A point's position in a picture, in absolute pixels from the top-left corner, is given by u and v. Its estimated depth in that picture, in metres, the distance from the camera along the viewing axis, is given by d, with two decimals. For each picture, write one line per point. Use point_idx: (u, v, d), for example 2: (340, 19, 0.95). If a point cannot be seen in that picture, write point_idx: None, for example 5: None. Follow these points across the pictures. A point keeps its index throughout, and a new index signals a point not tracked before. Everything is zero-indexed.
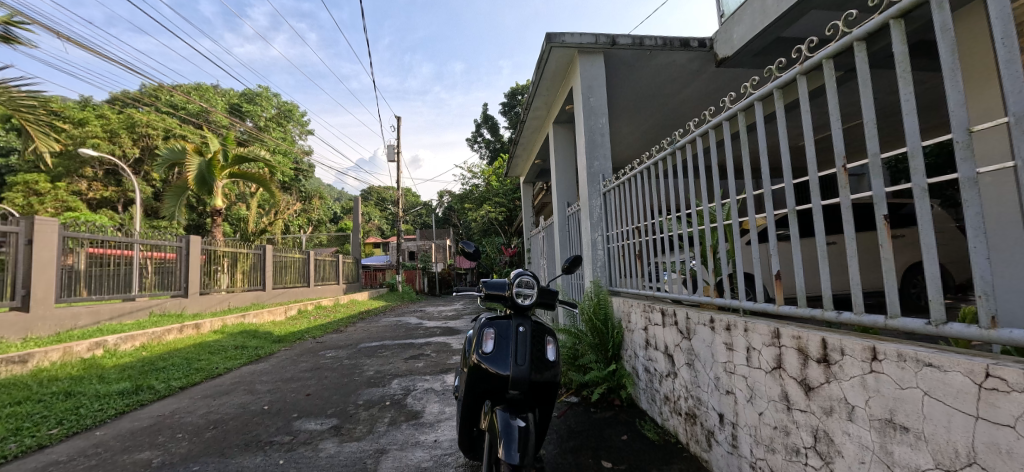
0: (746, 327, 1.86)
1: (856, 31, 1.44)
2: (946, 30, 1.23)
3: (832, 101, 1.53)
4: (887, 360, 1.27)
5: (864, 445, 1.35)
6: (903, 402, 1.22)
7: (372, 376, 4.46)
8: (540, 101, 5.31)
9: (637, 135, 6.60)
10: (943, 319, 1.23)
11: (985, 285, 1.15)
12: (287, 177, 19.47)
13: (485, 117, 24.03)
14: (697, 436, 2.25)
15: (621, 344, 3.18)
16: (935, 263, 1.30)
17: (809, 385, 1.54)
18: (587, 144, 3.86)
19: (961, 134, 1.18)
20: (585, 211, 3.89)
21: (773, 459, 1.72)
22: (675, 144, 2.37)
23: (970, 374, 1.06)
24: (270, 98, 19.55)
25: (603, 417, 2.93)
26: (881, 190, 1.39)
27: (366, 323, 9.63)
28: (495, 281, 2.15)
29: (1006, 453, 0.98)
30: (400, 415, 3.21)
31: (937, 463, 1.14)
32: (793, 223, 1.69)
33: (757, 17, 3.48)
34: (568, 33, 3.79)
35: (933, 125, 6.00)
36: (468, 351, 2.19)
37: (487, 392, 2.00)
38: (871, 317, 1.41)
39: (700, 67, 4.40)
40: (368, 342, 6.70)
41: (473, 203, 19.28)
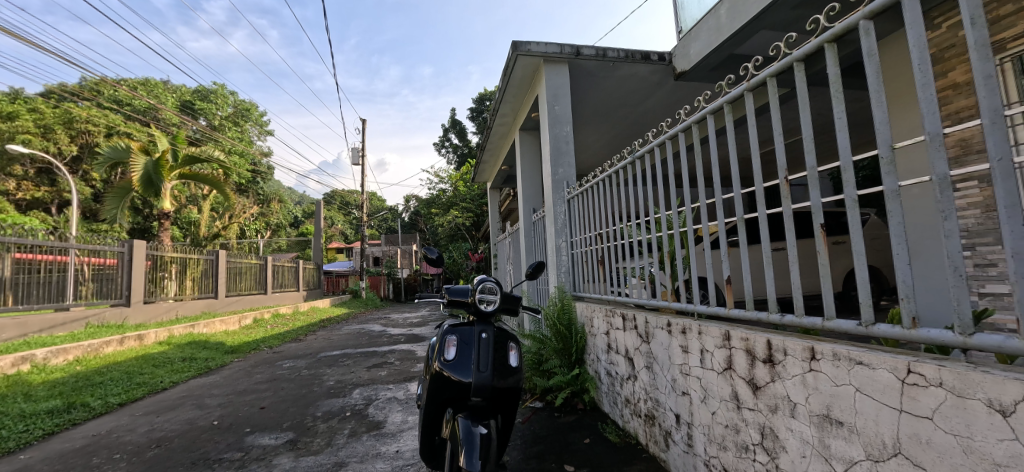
0: (699, 330, 1.94)
1: (796, 52, 1.54)
2: (872, 55, 1.34)
3: (775, 117, 1.63)
4: (824, 359, 1.36)
5: (804, 440, 1.43)
6: (838, 398, 1.31)
7: (332, 386, 4.31)
8: (507, 107, 5.34)
9: (601, 143, 6.77)
10: (872, 320, 1.34)
11: (907, 289, 1.26)
12: (244, 179, 18.55)
13: (453, 121, 23.90)
14: (655, 437, 2.32)
15: (584, 349, 3.23)
16: (864, 268, 1.41)
17: (756, 385, 1.62)
18: (553, 152, 3.92)
19: (886, 150, 1.28)
20: (550, 217, 3.94)
21: (724, 457, 1.79)
22: (636, 153, 2.45)
23: (894, 371, 1.15)
24: (226, 96, 18.63)
25: (567, 421, 2.96)
26: (818, 201, 1.50)
27: (327, 331, 9.30)
28: (457, 287, 2.13)
29: (925, 443, 1.08)
30: (361, 426, 3.11)
31: (868, 455, 1.23)
32: (742, 230, 1.78)
33: (712, 34, 3.68)
34: (534, 42, 3.86)
35: (865, 141, 6.55)
36: (430, 358, 2.16)
37: (449, 399, 1.98)
38: (811, 319, 1.51)
39: (660, 79, 4.57)
40: (329, 351, 6.46)
41: (440, 208, 19.09)
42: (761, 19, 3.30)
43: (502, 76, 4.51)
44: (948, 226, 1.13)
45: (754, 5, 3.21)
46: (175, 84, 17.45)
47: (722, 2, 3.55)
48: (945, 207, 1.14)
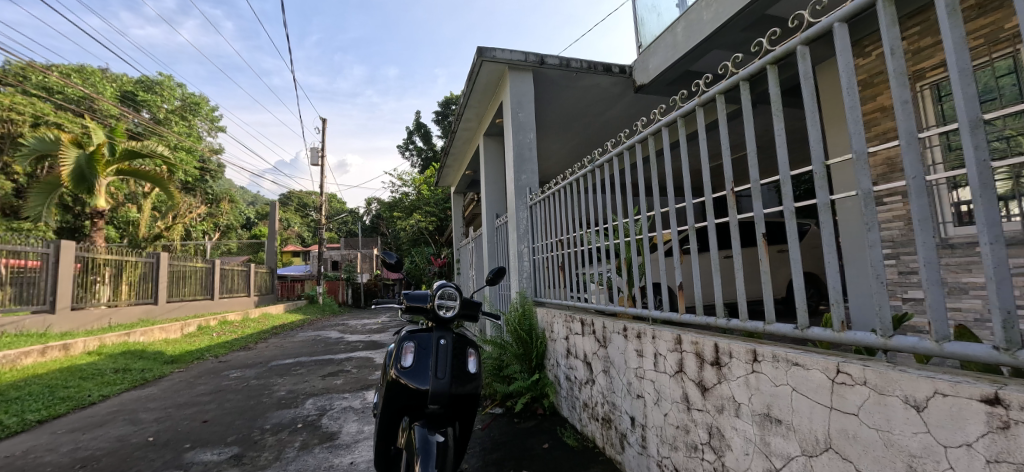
0: (654, 335, 2.00)
1: (742, 72, 1.64)
2: (807, 78, 1.45)
3: (723, 132, 1.72)
4: (764, 361, 1.44)
5: (748, 438, 1.50)
6: (778, 398, 1.39)
7: (284, 397, 4.10)
8: (471, 112, 5.33)
9: (564, 151, 6.90)
10: (807, 323, 1.43)
11: (836, 294, 1.36)
12: (191, 177, 17.43)
13: (417, 124, 23.60)
14: (612, 440, 2.36)
15: (544, 354, 3.26)
16: (800, 275, 1.51)
17: (705, 386, 1.69)
18: (516, 159, 3.95)
19: (818, 166, 1.39)
20: (512, 222, 3.96)
21: (676, 457, 1.86)
22: (596, 162, 2.52)
23: (825, 371, 1.24)
24: (173, 88, 17.51)
25: (526, 426, 2.96)
26: (760, 212, 1.59)
27: (280, 338, 8.85)
28: (416, 293, 2.10)
29: (853, 438, 1.16)
30: (313, 437, 2.98)
31: (803, 450, 1.31)
32: (693, 239, 1.86)
33: (670, 51, 3.86)
34: (499, 49, 3.89)
35: (802, 158, 7.11)
36: (387, 366, 2.11)
37: (406, 408, 1.95)
38: (753, 323, 1.59)
39: (621, 91, 4.73)
40: (281, 360, 6.16)
41: (403, 212, 18.77)
42: (714, 39, 3.49)
43: (467, 81, 4.50)
44: (871, 237, 1.23)
45: (708, 25, 3.40)
46: (115, 73, 16.16)
47: (678, 21, 3.73)
48: (869, 219, 1.24)
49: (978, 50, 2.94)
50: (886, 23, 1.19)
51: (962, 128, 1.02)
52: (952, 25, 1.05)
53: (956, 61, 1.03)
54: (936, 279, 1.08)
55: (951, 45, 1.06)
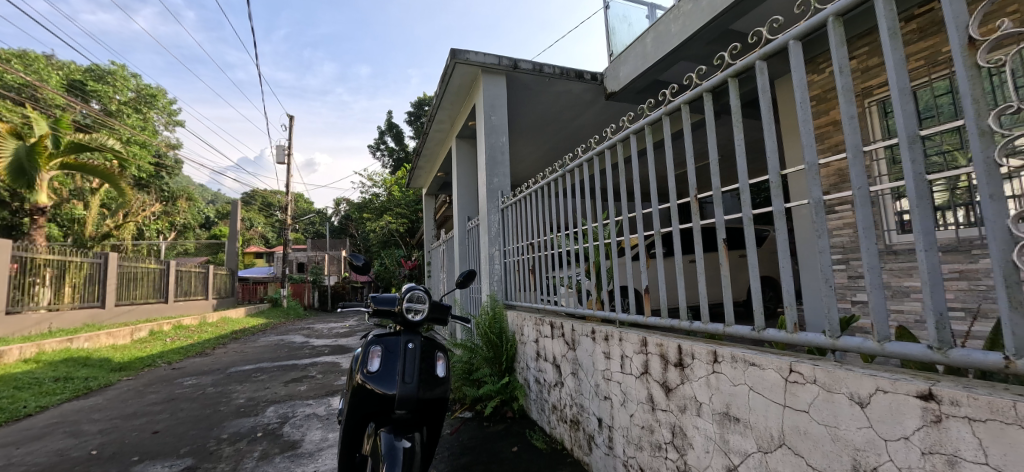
0: (620, 337, 2.04)
1: (706, 84, 1.70)
2: (765, 91, 1.52)
3: (687, 141, 1.77)
4: (724, 361, 1.49)
5: (708, 437, 1.56)
6: (736, 397, 1.45)
7: (243, 404, 3.92)
8: (444, 114, 5.30)
9: (536, 155, 6.96)
10: (762, 325, 1.50)
11: (790, 298, 1.43)
12: (144, 173, 16.43)
13: (390, 124, 23.21)
14: (580, 442, 2.39)
15: (514, 357, 3.26)
16: (757, 279, 1.58)
17: (669, 387, 1.74)
18: (488, 162, 3.96)
19: (774, 176, 1.46)
20: (484, 225, 3.95)
21: (641, 457, 1.90)
22: (566, 167, 2.55)
23: (779, 370, 1.30)
24: (127, 79, 16.51)
25: (495, 430, 2.96)
26: (721, 218, 1.66)
27: (240, 343, 8.46)
28: (384, 296, 2.05)
29: (804, 434, 1.22)
30: (274, 446, 2.86)
31: (759, 447, 1.36)
32: (659, 243, 1.91)
33: (639, 60, 3.96)
34: (472, 52, 3.88)
35: (760, 168, 7.48)
36: (352, 370, 2.06)
37: (372, 413, 1.90)
38: (714, 325, 1.65)
39: (593, 98, 4.82)
40: (240, 366, 5.89)
41: (373, 213, 18.41)
42: (682, 50, 3.62)
43: (440, 82, 4.47)
44: (821, 244, 1.30)
45: (676, 36, 3.52)
46: (61, 60, 15.08)
47: (648, 31, 3.84)
48: (819, 227, 1.31)
49: (918, 71, 3.18)
50: (835, 43, 1.27)
51: (902, 144, 1.10)
52: (893, 47, 1.13)
53: (896, 81, 1.12)
54: (878, 283, 1.16)
55: (892, 66, 1.14)
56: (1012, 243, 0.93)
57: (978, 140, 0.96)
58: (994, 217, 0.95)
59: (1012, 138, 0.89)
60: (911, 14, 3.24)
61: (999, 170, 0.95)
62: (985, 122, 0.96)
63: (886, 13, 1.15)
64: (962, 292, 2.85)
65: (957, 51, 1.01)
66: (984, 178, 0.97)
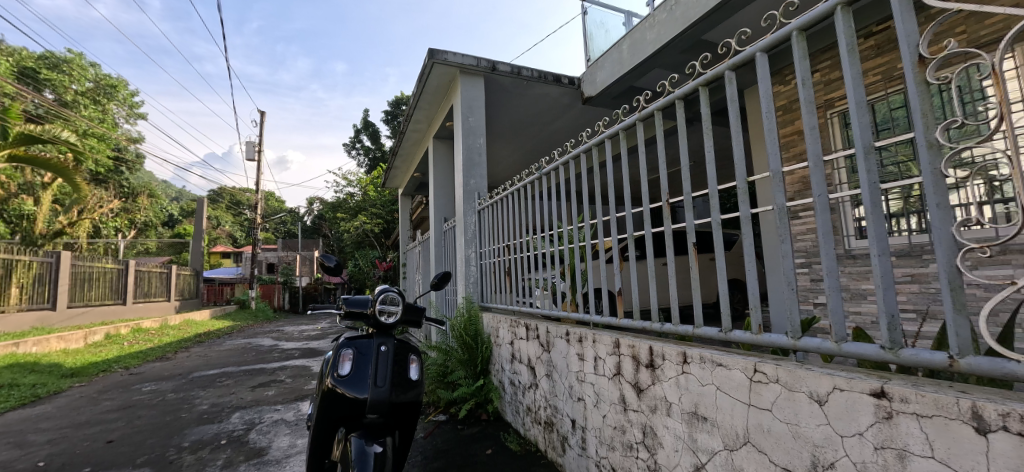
0: (594, 338, 2.07)
1: (677, 91, 1.75)
2: (733, 100, 1.57)
3: (659, 146, 1.81)
4: (693, 362, 1.53)
5: (677, 436, 1.59)
6: (704, 396, 1.49)
7: (205, 411, 3.75)
8: (422, 114, 5.25)
9: (514, 158, 6.98)
10: (729, 326, 1.55)
11: (756, 300, 1.48)
12: (102, 167, 15.56)
13: (366, 123, 22.78)
14: (553, 443, 2.40)
15: (489, 359, 3.26)
16: (725, 282, 1.62)
17: (640, 388, 1.77)
18: (465, 163, 3.94)
19: (742, 182, 1.51)
20: (460, 226, 3.93)
21: (613, 457, 1.92)
22: (543, 170, 2.57)
23: (744, 370, 1.35)
24: (85, 68, 15.65)
25: (470, 432, 2.94)
26: (691, 222, 1.70)
27: (204, 347, 8.12)
28: (356, 298, 2.02)
29: (767, 432, 1.26)
30: (238, 454, 2.75)
31: (725, 445, 1.40)
32: (633, 246, 1.95)
33: (616, 66, 4.03)
34: (450, 52, 3.86)
35: (729, 174, 7.73)
36: (323, 374, 2.02)
37: (342, 418, 1.86)
38: (684, 327, 1.69)
39: (570, 102, 4.87)
40: (204, 371, 5.65)
41: (347, 213, 18.04)
42: (657, 58, 3.71)
43: (418, 82, 4.43)
44: (784, 248, 1.36)
45: (651, 44, 3.60)
46: (10, 46, 14.14)
47: (625, 38, 3.92)
48: (782, 232, 1.36)
49: (876, 85, 3.36)
50: (799, 56, 1.32)
51: (858, 153, 1.15)
52: (850, 62, 1.19)
53: (853, 95, 1.17)
54: (835, 286, 1.21)
55: (849, 80, 1.20)
56: (956, 249, 0.99)
57: (926, 152, 1.03)
58: (940, 224, 1.01)
59: (957, 151, 0.95)
60: (870, 30, 3.41)
61: (944, 180, 1.01)
62: (932, 134, 1.02)
63: (845, 29, 1.20)
64: (913, 294, 3.01)
65: (908, 67, 1.07)
66: (932, 187, 1.03)
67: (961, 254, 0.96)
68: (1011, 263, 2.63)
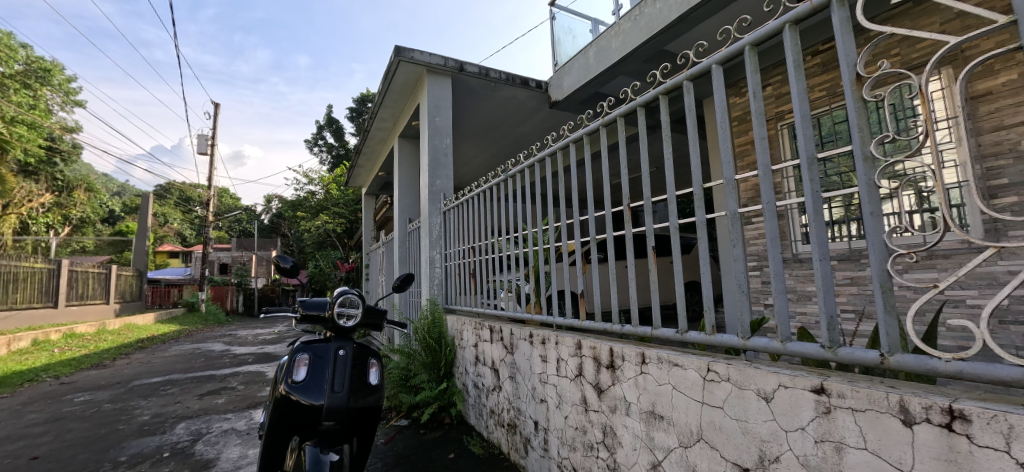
0: (557, 340, 2.09)
1: (640, 99, 1.79)
2: (691, 109, 1.63)
3: (621, 151, 1.85)
4: (651, 363, 1.57)
5: (635, 435, 1.63)
6: (661, 396, 1.53)
7: (146, 422, 3.50)
8: (387, 112, 5.14)
9: (482, 159, 6.96)
10: (685, 327, 1.60)
11: (710, 302, 1.54)
12: (32, 157, 14.22)
13: (329, 119, 22.03)
14: (516, 445, 2.41)
15: (453, 362, 3.22)
16: (682, 284, 1.68)
17: (601, 388, 1.80)
18: (431, 164, 3.89)
19: (698, 188, 1.57)
20: (424, 227, 3.87)
21: (574, 457, 1.95)
22: (509, 172, 2.57)
23: (698, 369, 1.39)
24: (14, 48, 14.31)
25: (433, 437, 2.90)
26: (651, 226, 1.75)
27: (147, 353, 7.58)
28: (314, 300, 1.94)
29: (718, 429, 1.32)
30: (183, 467, 2.59)
31: (680, 442, 1.45)
32: (596, 249, 1.98)
33: (583, 71, 4.10)
34: (417, 51, 3.81)
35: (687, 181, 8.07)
36: (276, 380, 1.93)
37: (297, 425, 1.79)
38: (644, 328, 1.73)
39: (538, 105, 4.91)
40: (146, 379, 5.27)
41: (308, 212, 17.40)
42: (621, 66, 3.80)
43: (383, 79, 4.33)
44: (736, 253, 1.42)
45: (616, 52, 3.70)
46: None
47: (591, 45, 4.00)
48: (734, 237, 1.43)
49: (821, 100, 3.59)
50: (751, 70, 1.39)
51: (802, 164, 1.23)
52: (796, 78, 1.26)
53: (799, 108, 1.25)
54: (782, 288, 1.28)
55: (795, 95, 1.27)
56: (886, 255, 1.07)
57: (862, 164, 1.10)
58: (874, 232, 1.09)
59: (888, 164, 1.02)
60: (817, 49, 3.63)
61: (878, 191, 1.09)
62: (868, 148, 1.10)
63: (792, 46, 1.28)
64: (852, 295, 3.24)
65: (847, 85, 1.14)
66: (867, 197, 1.10)
67: (891, 259, 1.04)
68: (936, 266, 2.88)
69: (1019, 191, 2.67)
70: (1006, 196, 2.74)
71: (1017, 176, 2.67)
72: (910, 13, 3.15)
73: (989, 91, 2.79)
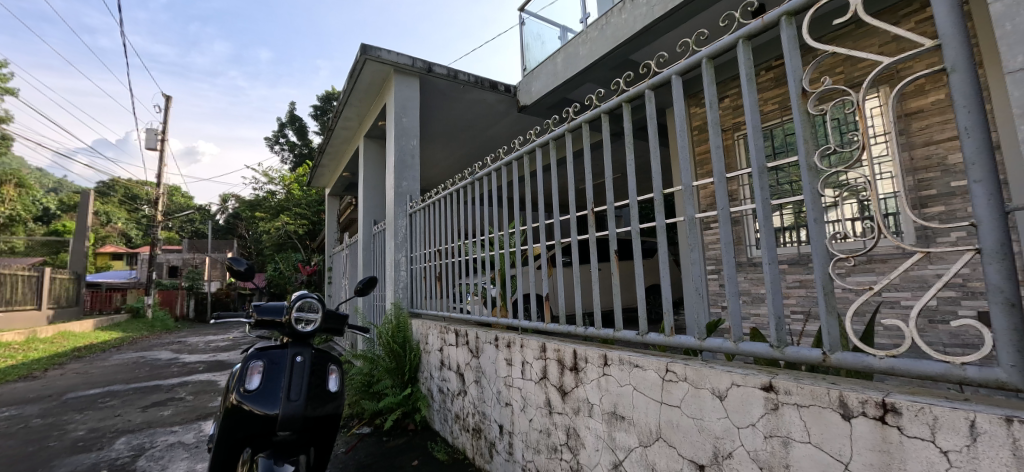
0: (522, 343, 2.09)
1: (604, 106, 1.83)
2: (653, 117, 1.68)
3: (587, 157, 1.87)
4: (613, 364, 1.60)
5: (598, 436, 1.66)
6: (622, 397, 1.56)
7: (81, 438, 3.24)
8: (352, 111, 5.02)
9: (451, 161, 6.91)
10: (646, 329, 1.64)
11: (670, 304, 1.59)
12: None
13: (292, 116, 21.27)
14: (481, 450, 2.39)
15: (418, 367, 3.16)
16: (643, 287, 1.72)
17: (564, 390, 1.82)
18: (397, 164, 3.82)
19: (659, 194, 1.62)
20: (390, 230, 3.79)
21: (538, 460, 1.96)
22: (475, 175, 2.56)
23: (658, 370, 1.43)
24: None
25: (396, 444, 2.83)
26: (614, 230, 1.79)
27: (83, 363, 7.01)
28: (270, 305, 1.86)
29: (676, 428, 1.36)
30: None
31: (640, 441, 1.48)
32: (561, 253, 2.00)
33: (551, 76, 4.15)
34: (384, 50, 3.74)
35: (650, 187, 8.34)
36: (227, 389, 1.83)
37: (249, 436, 1.70)
38: (606, 330, 1.76)
39: (506, 109, 4.92)
40: (82, 391, 4.87)
41: (268, 213, 16.69)
42: (589, 73, 3.88)
43: (349, 77, 4.22)
44: (694, 256, 1.48)
45: (584, 59, 3.78)
46: None
47: (560, 52, 4.06)
48: (692, 241, 1.48)
49: (772, 112, 3.80)
50: (708, 81, 1.45)
51: (753, 173, 1.29)
52: (749, 91, 1.33)
53: (751, 120, 1.31)
54: (734, 291, 1.34)
55: (748, 107, 1.33)
56: (828, 260, 1.14)
57: (808, 174, 1.17)
58: (817, 237, 1.15)
59: (831, 173, 1.09)
60: (770, 65, 3.85)
61: (821, 199, 1.16)
62: (812, 160, 1.17)
63: (745, 60, 1.34)
64: (801, 297, 3.44)
65: (794, 98, 1.21)
66: (811, 205, 1.17)
67: (832, 263, 1.10)
68: (875, 270, 3.10)
69: (946, 201, 2.92)
70: (935, 205, 2.99)
71: (945, 187, 2.92)
72: (853, 35, 3.39)
73: (921, 109, 3.04)
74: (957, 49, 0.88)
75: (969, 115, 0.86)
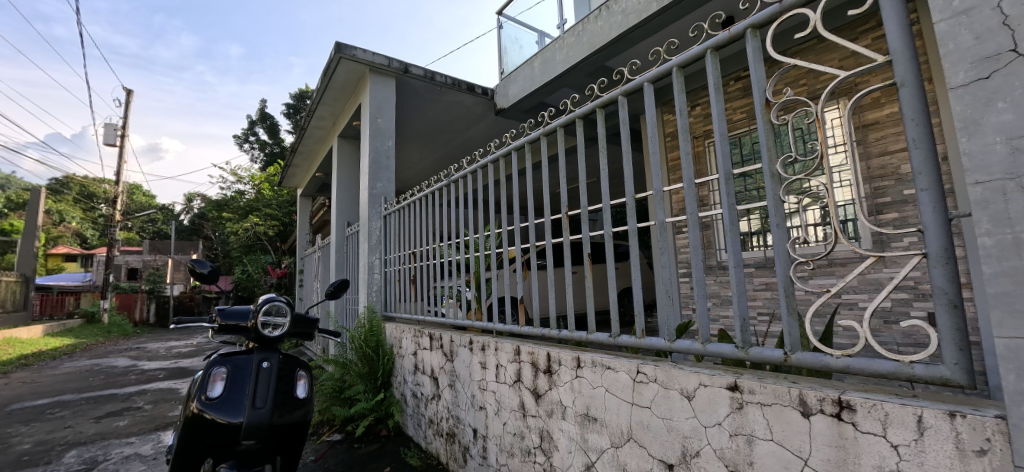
0: (496, 347, 2.09)
1: (577, 112, 1.85)
2: (626, 123, 1.72)
3: (561, 160, 1.89)
4: (586, 367, 1.62)
5: (570, 438, 1.67)
6: (594, 399, 1.58)
7: (27, 452, 3.04)
8: (326, 110, 4.91)
9: (428, 163, 6.86)
10: (618, 332, 1.67)
11: (641, 306, 1.62)
12: None
13: (263, 114, 20.65)
14: (454, 454, 2.37)
15: (391, 371, 3.11)
16: (615, 290, 1.75)
17: (538, 393, 1.83)
18: (371, 165, 3.77)
19: (631, 198, 1.65)
20: (364, 231, 3.73)
21: (512, 463, 1.96)
22: (451, 178, 2.55)
23: (629, 372, 1.46)
24: None
25: (367, 451, 2.78)
26: (587, 234, 1.82)
27: (30, 372, 6.57)
28: (235, 308, 1.79)
29: (647, 428, 1.38)
30: None
31: (612, 443, 1.50)
32: (535, 256, 2.01)
33: (529, 80, 4.18)
34: (360, 49, 3.68)
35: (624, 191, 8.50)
36: (187, 397, 1.76)
37: (212, 446, 1.64)
38: (580, 332, 1.78)
39: (484, 112, 4.93)
40: (28, 402, 4.56)
41: (236, 213, 16.12)
42: (566, 77, 3.92)
43: (323, 75, 4.14)
44: (665, 260, 1.51)
45: (561, 64, 3.82)
46: None
47: (537, 56, 4.09)
48: (663, 244, 1.52)
49: (740, 121, 3.95)
50: (677, 89, 1.49)
51: (721, 179, 1.33)
52: (717, 100, 1.37)
53: (718, 128, 1.36)
54: (702, 293, 1.38)
55: (716, 115, 1.37)
56: (789, 263, 1.19)
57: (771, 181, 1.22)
58: (780, 241, 1.20)
59: (792, 181, 1.14)
60: (738, 75, 3.99)
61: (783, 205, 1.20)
62: (775, 167, 1.22)
63: (713, 70, 1.39)
64: (766, 299, 3.57)
65: (759, 108, 1.26)
66: (774, 211, 1.22)
67: (794, 267, 1.15)
68: (835, 273, 3.24)
69: (899, 208, 3.10)
70: (890, 212, 3.16)
71: (898, 194, 3.10)
72: (815, 49, 3.54)
73: (876, 121, 3.21)
74: (906, 65, 0.94)
75: (916, 127, 0.91)
